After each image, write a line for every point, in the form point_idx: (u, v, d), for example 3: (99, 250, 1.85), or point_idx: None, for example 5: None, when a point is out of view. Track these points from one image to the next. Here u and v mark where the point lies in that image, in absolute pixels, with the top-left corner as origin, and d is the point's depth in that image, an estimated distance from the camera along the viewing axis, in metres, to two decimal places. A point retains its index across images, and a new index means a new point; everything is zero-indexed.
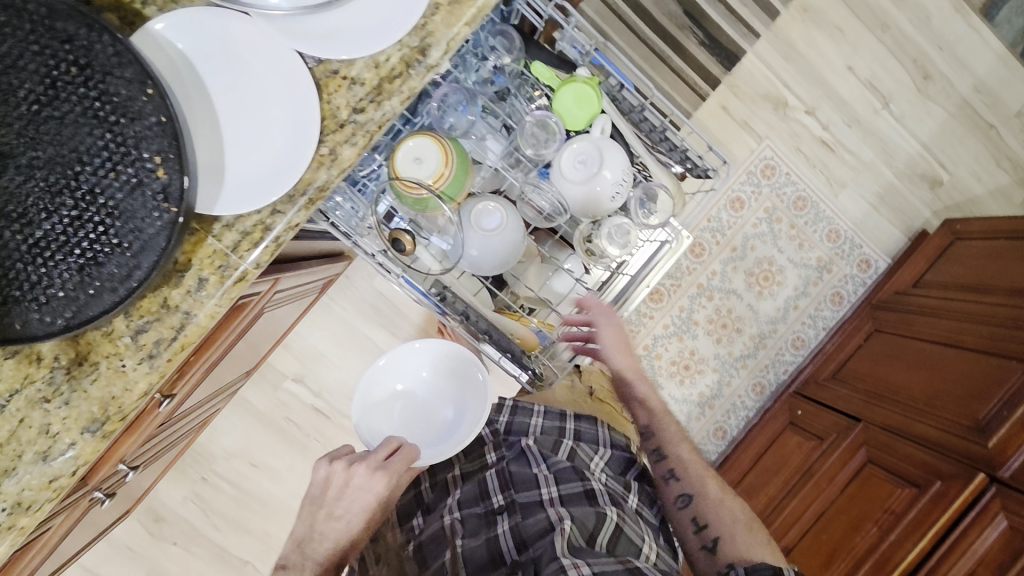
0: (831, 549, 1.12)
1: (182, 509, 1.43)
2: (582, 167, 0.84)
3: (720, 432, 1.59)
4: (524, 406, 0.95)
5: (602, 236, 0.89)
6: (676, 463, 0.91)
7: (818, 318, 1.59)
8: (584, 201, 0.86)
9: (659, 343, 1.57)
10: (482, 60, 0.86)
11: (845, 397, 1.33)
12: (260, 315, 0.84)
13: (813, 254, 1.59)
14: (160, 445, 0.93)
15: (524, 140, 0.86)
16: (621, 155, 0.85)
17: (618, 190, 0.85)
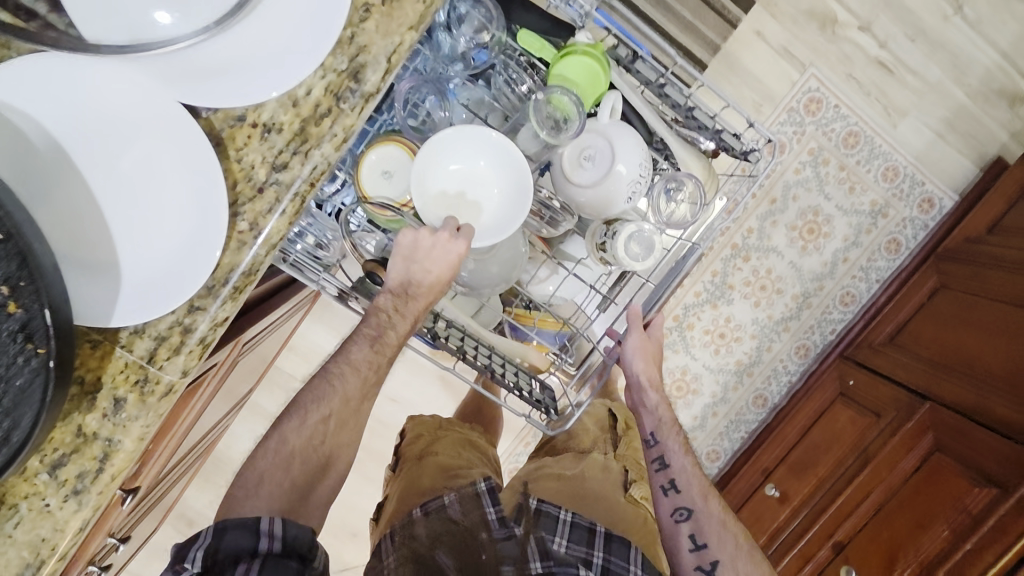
0: (892, 547, 1.03)
1: (210, 513, 1.42)
2: (589, 165, 0.69)
3: (761, 399, 1.48)
4: (549, 507, 0.73)
5: (624, 234, 0.72)
6: (680, 472, 0.79)
7: (871, 270, 1.42)
8: (598, 202, 0.70)
9: (691, 312, 1.43)
10: (454, 35, 0.67)
11: (906, 365, 1.19)
12: (236, 365, 0.75)
13: (866, 198, 1.39)
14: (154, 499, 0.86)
15: (536, 120, 0.67)
16: (637, 140, 0.69)
17: (635, 188, 0.70)
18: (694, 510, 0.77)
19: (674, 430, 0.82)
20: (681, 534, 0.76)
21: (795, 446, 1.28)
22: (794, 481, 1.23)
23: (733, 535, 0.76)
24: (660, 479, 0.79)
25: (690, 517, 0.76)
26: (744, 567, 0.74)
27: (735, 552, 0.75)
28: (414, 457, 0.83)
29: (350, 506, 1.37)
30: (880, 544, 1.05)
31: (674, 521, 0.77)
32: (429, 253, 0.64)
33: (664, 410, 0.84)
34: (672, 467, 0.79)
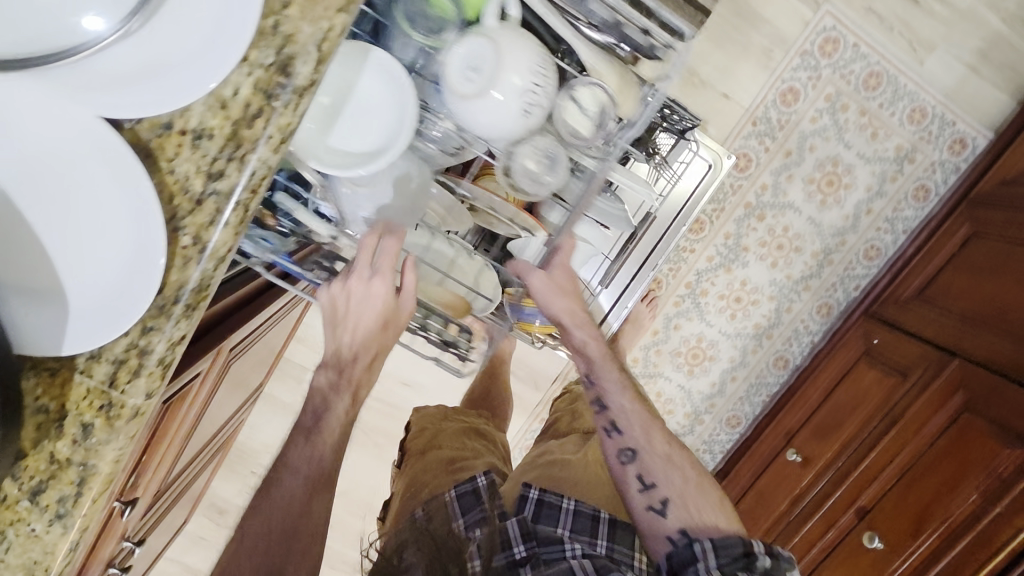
0: (920, 511, 0.99)
1: (239, 500, 1.47)
2: (473, 76, 0.54)
3: (781, 361, 1.44)
4: (550, 497, 0.73)
5: (527, 157, 0.59)
6: (618, 411, 0.76)
7: (897, 220, 1.34)
8: (493, 128, 0.56)
9: (704, 277, 1.38)
10: None
11: (935, 321, 1.12)
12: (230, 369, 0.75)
13: (890, 144, 1.30)
14: (167, 499, 0.88)
15: (408, 22, 0.56)
16: (528, 43, 0.54)
17: (532, 101, 0.55)
18: (638, 450, 0.73)
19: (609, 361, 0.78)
20: (630, 476, 0.71)
21: (817, 408, 1.24)
22: (817, 444, 1.19)
23: (681, 468, 0.72)
24: (602, 422, 0.76)
25: (636, 457, 0.72)
26: (696, 502, 0.69)
27: (686, 486, 0.70)
28: (418, 451, 0.88)
29: (372, 488, 1.40)
30: (903, 508, 1.01)
31: (619, 464, 0.72)
32: (361, 307, 0.60)
33: (594, 345, 0.78)
34: (611, 408, 0.76)
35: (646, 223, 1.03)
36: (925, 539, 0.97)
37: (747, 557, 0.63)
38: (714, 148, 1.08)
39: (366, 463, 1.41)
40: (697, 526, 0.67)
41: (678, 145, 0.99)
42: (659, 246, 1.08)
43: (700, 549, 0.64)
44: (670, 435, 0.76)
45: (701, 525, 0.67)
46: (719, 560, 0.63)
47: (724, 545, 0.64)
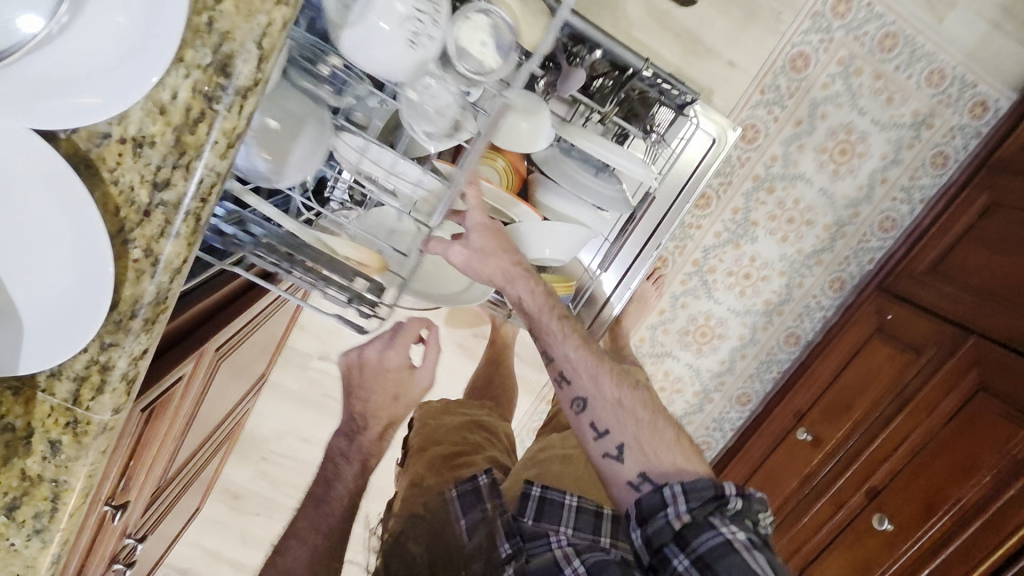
0: (931, 493, 0.99)
1: (252, 485, 1.50)
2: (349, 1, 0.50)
3: (793, 338, 1.40)
4: (555, 494, 0.71)
5: (409, 88, 0.54)
6: (564, 363, 0.72)
7: (914, 189, 1.28)
8: (382, 63, 0.51)
9: (711, 255, 1.34)
10: None
11: (950, 295, 1.08)
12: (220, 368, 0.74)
13: (907, 109, 1.23)
14: (169, 495, 0.90)
15: None
16: None
17: (417, 29, 0.50)
18: (588, 398, 0.70)
19: (547, 311, 0.70)
20: (584, 425, 0.70)
21: (827, 386, 1.21)
22: (829, 424, 1.14)
23: (633, 410, 0.69)
24: (550, 372, 0.73)
25: (588, 406, 0.70)
26: (653, 444, 0.68)
27: (639, 430, 0.68)
28: (418, 448, 0.90)
29: (381, 471, 1.41)
30: (914, 489, 1.01)
31: (574, 415, 0.72)
32: (378, 373, 0.75)
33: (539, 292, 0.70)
34: (557, 359, 0.72)
35: (645, 204, 1.01)
36: (937, 519, 0.98)
37: (717, 499, 0.64)
38: (717, 121, 0.98)
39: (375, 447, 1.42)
40: (656, 468, 0.67)
41: (677, 122, 0.96)
42: (665, 220, 1.02)
43: (670, 494, 0.64)
44: (621, 374, 0.72)
45: (662, 471, 0.67)
46: (688, 503, 0.63)
47: (694, 488, 0.64)
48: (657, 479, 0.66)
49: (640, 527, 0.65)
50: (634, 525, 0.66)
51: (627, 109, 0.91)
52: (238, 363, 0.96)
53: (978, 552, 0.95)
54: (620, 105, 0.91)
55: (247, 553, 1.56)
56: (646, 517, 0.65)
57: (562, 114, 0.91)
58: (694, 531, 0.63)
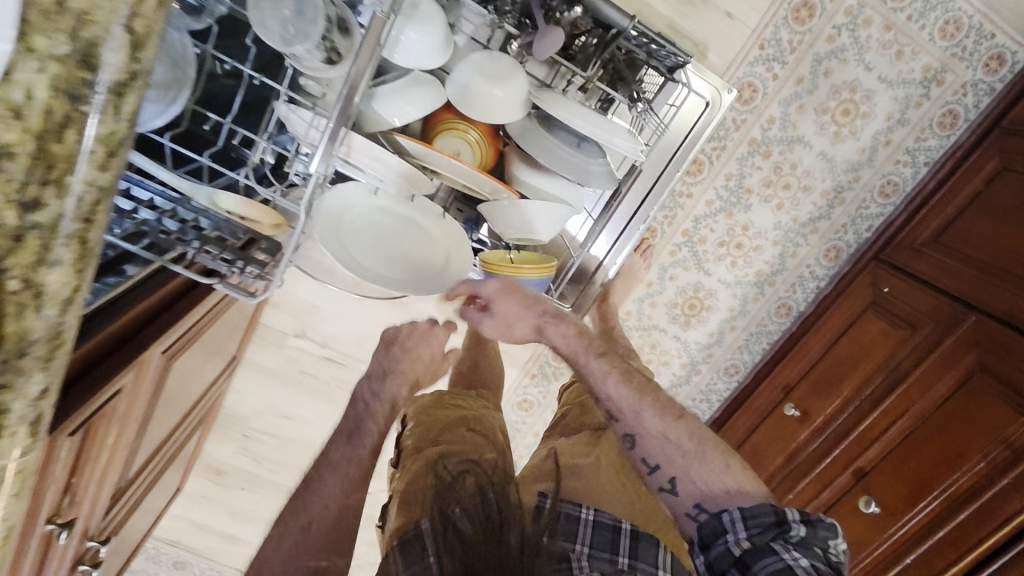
0: (919, 478, 0.95)
1: (235, 461, 1.48)
2: None
3: (784, 309, 1.36)
4: (570, 508, 0.73)
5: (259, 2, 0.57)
6: (609, 402, 0.78)
7: (919, 151, 1.20)
8: None
9: (702, 224, 1.28)
10: None
11: (951, 270, 1.03)
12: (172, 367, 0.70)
13: (917, 64, 1.14)
14: (136, 489, 0.87)
15: None
16: None
17: None
18: (636, 434, 0.75)
19: (583, 351, 0.80)
20: (635, 459, 0.76)
21: (818, 362, 1.18)
22: (816, 399, 1.15)
23: (680, 442, 0.74)
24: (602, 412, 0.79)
25: (636, 443, 0.75)
26: (702, 473, 0.72)
27: (689, 460, 0.73)
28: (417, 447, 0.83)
29: None
30: (903, 472, 0.97)
31: (627, 449, 0.77)
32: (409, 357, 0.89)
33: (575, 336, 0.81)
34: (603, 398, 0.78)
35: (631, 176, 0.95)
36: (924, 506, 0.94)
37: (780, 526, 0.66)
38: (711, 82, 0.90)
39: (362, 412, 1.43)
40: (710, 497, 0.71)
41: (666, 87, 0.89)
42: (652, 193, 0.96)
43: (729, 520, 0.68)
44: (665, 404, 0.76)
45: (711, 494, 0.71)
46: (748, 530, 0.66)
47: (754, 515, 0.67)
48: (711, 507, 0.71)
49: (703, 553, 0.69)
50: (698, 552, 0.70)
51: (612, 72, 0.83)
52: (201, 351, 0.91)
53: (968, 542, 0.89)
54: (604, 68, 0.83)
55: (234, 525, 1.57)
56: (708, 544, 0.69)
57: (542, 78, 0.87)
58: (756, 558, 0.64)
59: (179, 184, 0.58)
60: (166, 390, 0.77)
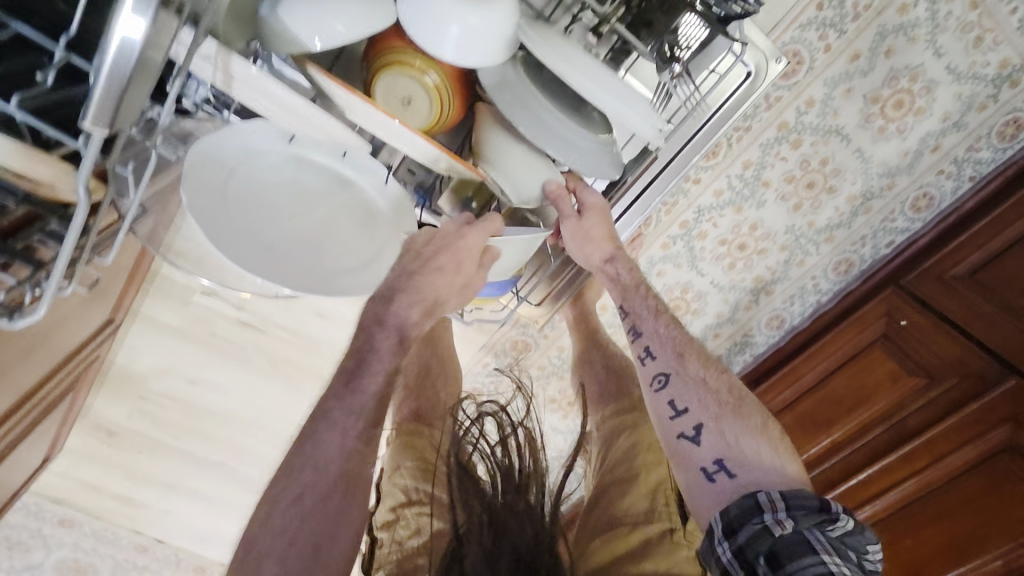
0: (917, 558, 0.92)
1: (131, 423, 1.27)
2: None
3: (777, 321, 1.20)
4: None
5: None
6: (652, 338, 0.72)
7: (968, 163, 0.99)
8: None
9: (705, 217, 1.09)
10: None
11: (987, 320, 0.89)
12: None
13: (994, 57, 0.91)
14: None
15: None
16: None
17: None
18: (671, 373, 0.68)
19: (636, 286, 0.76)
20: (661, 402, 0.68)
21: (809, 393, 1.03)
22: (801, 435, 1.03)
23: (717, 392, 0.66)
24: (637, 349, 0.73)
25: (669, 383, 0.68)
26: (733, 428, 0.63)
27: (722, 412, 0.64)
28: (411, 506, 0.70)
29: None
30: (899, 550, 0.93)
31: (653, 390, 0.69)
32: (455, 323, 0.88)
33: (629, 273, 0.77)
34: (645, 335, 0.73)
35: (641, 163, 0.74)
36: None
37: (824, 513, 0.55)
38: (760, 47, 0.66)
39: (291, 382, 1.23)
40: (734, 455, 0.62)
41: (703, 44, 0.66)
42: (660, 179, 0.75)
43: (766, 499, 0.56)
44: (709, 359, 0.70)
45: (740, 458, 0.61)
46: (789, 510, 0.55)
47: (796, 496, 0.56)
48: (734, 468, 0.61)
49: (729, 539, 0.56)
50: (720, 536, 0.57)
51: (639, 9, 0.60)
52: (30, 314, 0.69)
53: None
54: (626, 4, 0.60)
55: (132, 489, 1.37)
56: (737, 527, 0.56)
57: (538, 5, 0.64)
58: (790, 551, 0.53)
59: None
60: None
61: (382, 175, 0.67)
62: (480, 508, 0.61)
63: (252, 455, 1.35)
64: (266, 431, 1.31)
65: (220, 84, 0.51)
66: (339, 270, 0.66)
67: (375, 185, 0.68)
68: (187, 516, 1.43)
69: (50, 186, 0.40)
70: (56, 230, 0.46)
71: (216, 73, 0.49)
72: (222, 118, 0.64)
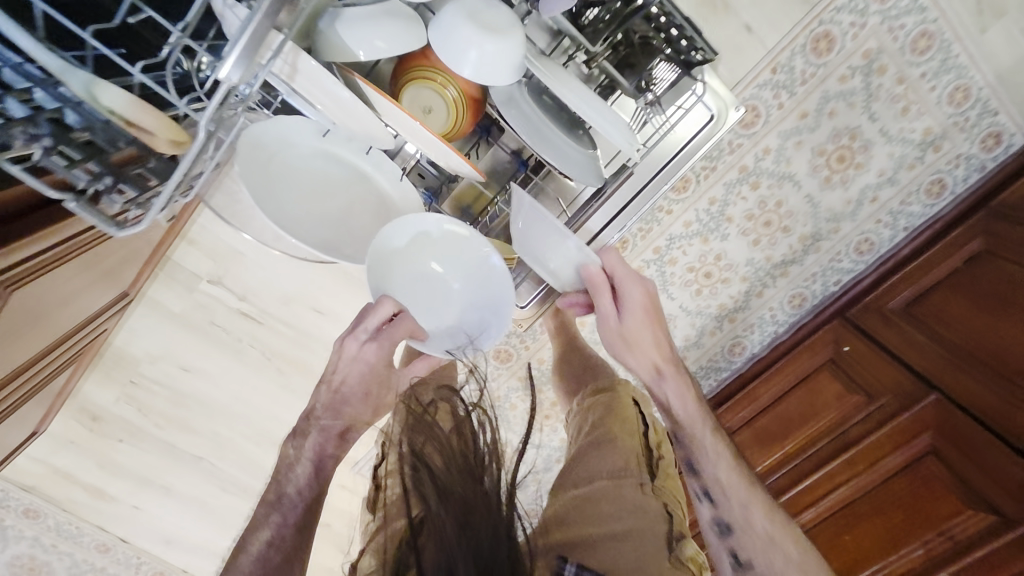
0: (855, 556, 0.97)
1: (117, 409, 1.30)
2: None
3: (738, 347, 1.31)
4: None
5: None
6: (711, 481, 0.78)
7: (902, 215, 1.16)
8: None
9: (675, 245, 1.21)
10: None
11: (919, 346, 0.99)
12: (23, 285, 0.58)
13: (920, 124, 1.09)
14: None
15: None
16: None
17: None
18: (732, 524, 0.75)
19: (700, 420, 0.80)
20: (723, 552, 0.75)
21: (764, 411, 1.15)
22: (757, 449, 1.13)
23: (784, 547, 0.73)
24: (695, 486, 0.80)
25: (729, 532, 0.75)
26: None
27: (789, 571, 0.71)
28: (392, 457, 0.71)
29: None
30: (838, 548, 0.99)
31: (716, 536, 0.76)
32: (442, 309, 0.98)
33: (692, 404, 0.81)
34: (705, 475, 0.79)
35: (619, 178, 0.84)
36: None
37: None
38: (721, 96, 0.78)
39: (283, 376, 1.29)
40: None
41: None
42: (634, 203, 0.85)
43: None
44: (771, 506, 0.76)
45: None
46: None
47: None
48: None
49: None
50: None
51: (622, 55, 0.75)
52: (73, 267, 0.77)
53: None
54: (612, 49, 0.74)
55: (104, 480, 1.38)
56: None
57: (540, 45, 0.78)
58: None
59: (45, 58, 0.43)
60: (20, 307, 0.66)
61: (397, 174, 0.78)
62: (440, 500, 0.61)
63: (232, 451, 1.38)
64: (250, 426, 1.35)
65: (284, 76, 0.61)
66: (356, 248, 0.78)
67: (390, 180, 0.79)
68: (156, 514, 1.43)
69: (152, 135, 0.49)
70: (157, 167, 0.53)
71: (281, 66, 0.60)
72: (264, 111, 0.75)
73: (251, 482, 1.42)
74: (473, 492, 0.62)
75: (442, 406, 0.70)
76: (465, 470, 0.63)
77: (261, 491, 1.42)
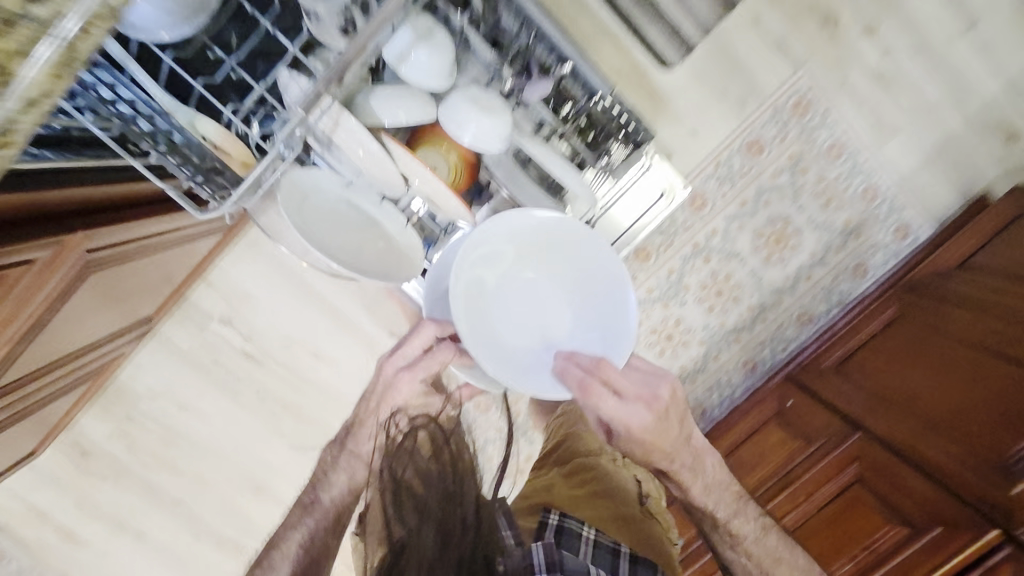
0: None
1: (108, 445, 1.35)
2: None
3: (699, 409, 1.42)
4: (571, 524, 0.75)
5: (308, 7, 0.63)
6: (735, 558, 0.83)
7: (834, 291, 1.35)
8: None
9: (640, 309, 1.37)
10: None
11: (846, 395, 1.15)
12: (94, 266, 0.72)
13: (840, 215, 1.31)
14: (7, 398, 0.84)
15: None
16: None
17: None
18: None
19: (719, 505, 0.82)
20: None
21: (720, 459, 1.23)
22: None
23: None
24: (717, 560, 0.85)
25: None
26: None
27: None
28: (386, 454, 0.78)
29: None
30: None
31: None
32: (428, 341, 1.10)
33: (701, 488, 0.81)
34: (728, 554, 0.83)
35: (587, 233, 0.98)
36: None
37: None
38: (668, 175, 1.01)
39: (273, 417, 1.37)
40: None
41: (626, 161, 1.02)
42: None
43: None
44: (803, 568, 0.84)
45: None
46: None
47: None
48: None
49: None
50: None
51: (588, 136, 0.97)
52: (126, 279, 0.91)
53: None
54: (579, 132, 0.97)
55: (79, 522, 1.38)
56: None
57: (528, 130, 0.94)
58: None
59: (162, 97, 0.60)
60: (83, 299, 0.78)
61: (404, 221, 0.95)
62: (423, 517, 0.67)
63: (212, 496, 1.40)
64: (233, 470, 1.39)
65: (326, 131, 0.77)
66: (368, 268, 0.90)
67: (396, 226, 0.95)
68: (123, 563, 1.41)
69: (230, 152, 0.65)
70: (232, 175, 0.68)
71: (324, 122, 0.76)
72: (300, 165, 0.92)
73: (226, 532, 1.42)
74: (451, 515, 0.68)
75: (421, 435, 0.78)
76: (446, 495, 0.70)
77: (234, 540, 1.42)
